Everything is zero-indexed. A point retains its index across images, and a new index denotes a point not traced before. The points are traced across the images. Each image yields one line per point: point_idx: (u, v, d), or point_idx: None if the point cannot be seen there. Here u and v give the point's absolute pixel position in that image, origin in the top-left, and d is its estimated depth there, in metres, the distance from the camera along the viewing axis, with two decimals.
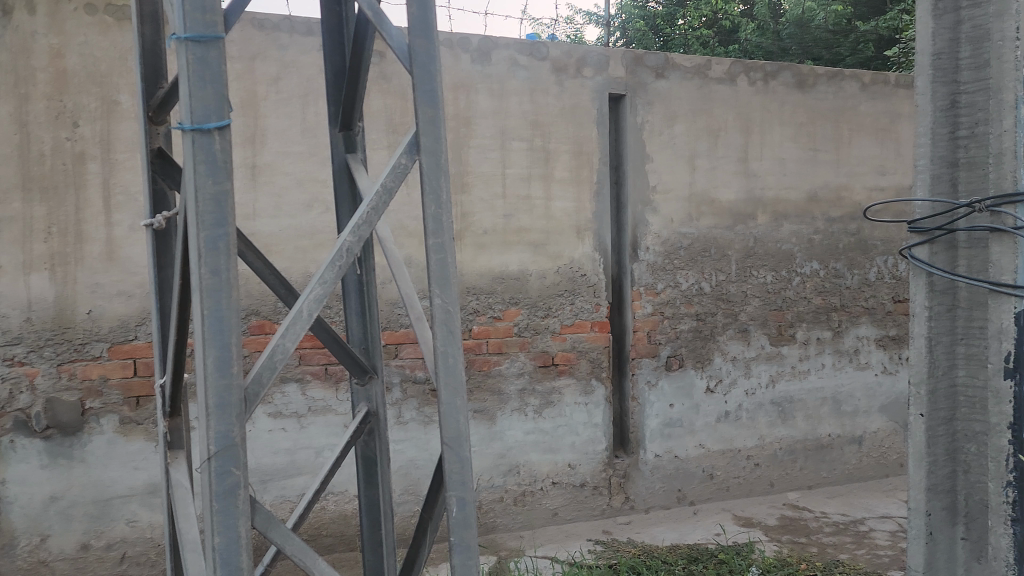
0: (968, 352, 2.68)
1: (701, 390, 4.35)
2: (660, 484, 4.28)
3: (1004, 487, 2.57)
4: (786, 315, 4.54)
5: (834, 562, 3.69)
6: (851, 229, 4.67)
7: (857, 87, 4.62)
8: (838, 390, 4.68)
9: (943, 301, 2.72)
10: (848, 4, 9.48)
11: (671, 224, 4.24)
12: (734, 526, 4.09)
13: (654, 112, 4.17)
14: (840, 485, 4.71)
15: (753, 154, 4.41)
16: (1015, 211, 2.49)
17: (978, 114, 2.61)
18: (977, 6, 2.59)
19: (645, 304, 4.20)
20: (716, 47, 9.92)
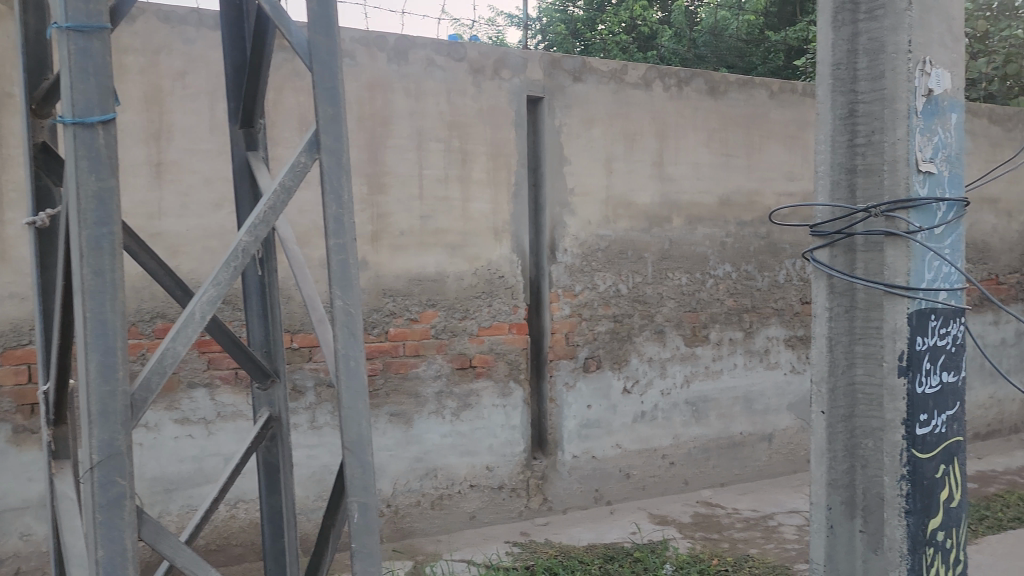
0: (865, 352, 2.75)
1: (618, 391, 4.40)
2: (577, 484, 4.31)
3: (898, 481, 2.69)
4: (700, 317, 4.63)
5: (744, 557, 3.79)
6: (762, 232, 4.81)
7: (766, 95, 4.76)
8: (750, 389, 4.80)
9: (843, 302, 2.80)
10: (758, 16, 9.91)
11: (589, 226, 4.28)
12: (649, 524, 4.14)
13: (571, 115, 4.21)
14: (752, 481, 4.83)
15: (668, 158, 4.49)
16: (909, 216, 2.66)
17: (874, 123, 2.71)
18: (874, 20, 2.70)
19: (563, 305, 4.22)
20: (636, 52, 10.06)
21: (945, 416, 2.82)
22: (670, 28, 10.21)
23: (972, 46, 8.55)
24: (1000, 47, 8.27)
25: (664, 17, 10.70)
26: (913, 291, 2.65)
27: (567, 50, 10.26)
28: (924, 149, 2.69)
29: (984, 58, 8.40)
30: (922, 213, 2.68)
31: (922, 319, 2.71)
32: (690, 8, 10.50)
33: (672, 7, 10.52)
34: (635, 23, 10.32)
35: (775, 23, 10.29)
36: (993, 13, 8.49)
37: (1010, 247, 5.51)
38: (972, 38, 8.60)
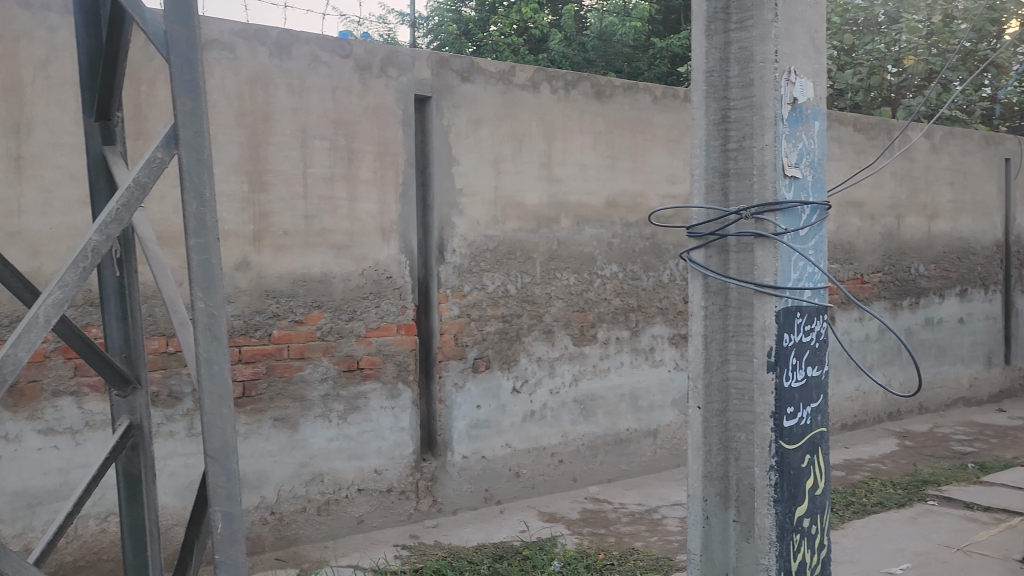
0: (737, 348, 2.87)
1: (507, 391, 4.43)
2: (467, 485, 4.30)
3: (767, 472, 2.80)
4: (588, 316, 4.72)
5: (629, 550, 3.88)
6: (647, 233, 4.94)
7: (650, 100, 4.90)
8: (636, 386, 4.93)
9: (717, 300, 2.91)
10: (644, 22, 10.23)
11: (478, 226, 4.29)
12: (538, 522, 4.18)
13: (459, 115, 4.21)
14: (637, 476, 4.95)
15: (556, 160, 4.55)
16: (776, 218, 2.78)
17: (745, 129, 2.83)
18: (744, 30, 2.82)
19: (452, 306, 4.22)
20: (527, 54, 10.17)
21: (810, 408, 2.97)
22: (561, 32, 10.38)
23: (840, 57, 9.62)
24: (864, 59, 9.43)
25: (555, 21, 10.87)
26: (780, 290, 2.77)
27: (458, 50, 10.34)
28: (790, 154, 2.81)
29: (851, 69, 9.50)
30: (788, 215, 2.81)
31: (788, 317, 2.84)
32: (580, 12, 10.72)
33: (562, 11, 10.71)
34: (526, 24, 10.46)
35: (662, 29, 10.64)
36: (859, 28, 9.60)
37: (873, 248, 5.86)
38: (839, 51, 9.66)
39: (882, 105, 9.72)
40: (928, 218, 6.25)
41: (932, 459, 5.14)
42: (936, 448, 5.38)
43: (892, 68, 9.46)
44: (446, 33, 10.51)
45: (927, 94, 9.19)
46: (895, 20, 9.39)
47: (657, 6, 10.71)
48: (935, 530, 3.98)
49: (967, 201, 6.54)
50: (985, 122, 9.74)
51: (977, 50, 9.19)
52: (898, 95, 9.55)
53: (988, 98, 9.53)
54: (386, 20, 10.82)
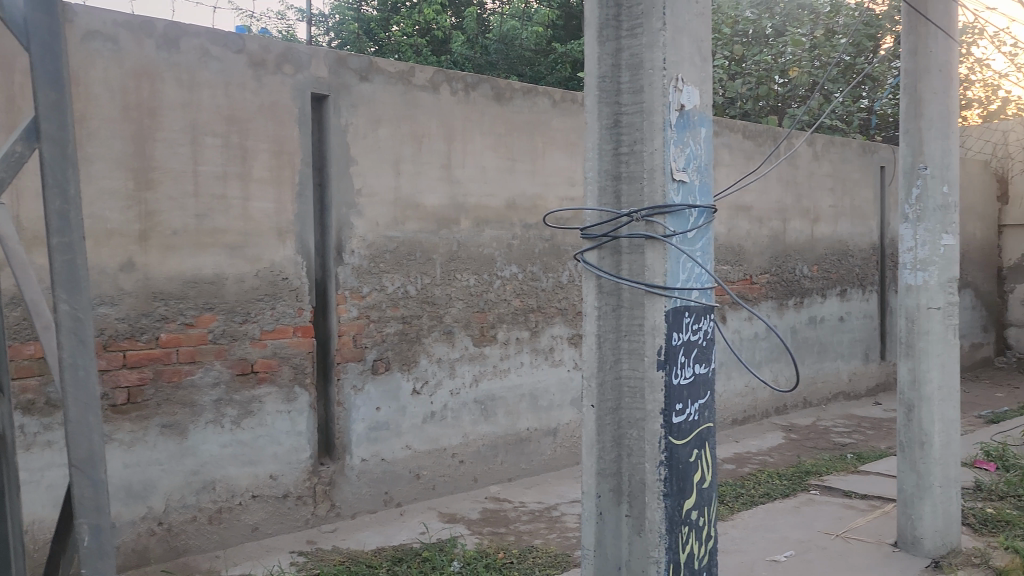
0: (629, 347, 2.94)
1: (407, 393, 4.41)
2: (366, 488, 4.26)
3: (656, 467, 2.86)
4: (488, 317, 4.75)
5: (528, 548, 3.91)
6: (546, 235, 5.02)
7: (549, 103, 4.97)
8: (536, 386, 5.00)
9: (610, 301, 2.98)
10: (546, 27, 10.41)
11: (376, 227, 4.25)
12: (438, 524, 4.18)
13: (358, 115, 4.16)
14: (538, 475, 5.02)
15: (456, 161, 4.56)
16: (665, 220, 2.86)
17: (636, 134, 2.90)
18: (634, 37, 2.89)
19: (350, 307, 4.16)
20: (428, 53, 10.24)
21: (698, 404, 3.01)
22: (462, 33, 10.45)
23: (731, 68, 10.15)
24: (753, 69, 9.95)
25: (457, 22, 10.93)
26: (669, 290, 2.86)
27: (360, 51, 10.17)
28: (678, 159, 2.88)
29: (740, 78, 10.01)
30: (676, 218, 2.89)
31: (678, 317, 2.91)
32: (483, 14, 10.80)
33: (464, 13, 10.79)
34: (429, 25, 10.50)
35: (564, 33, 10.87)
36: (748, 39, 10.15)
37: (761, 250, 6.12)
38: (730, 61, 10.18)
39: (770, 114, 10.15)
40: (811, 222, 6.58)
41: (815, 451, 5.41)
42: (819, 440, 5.66)
43: (778, 78, 9.96)
44: (347, 32, 10.38)
45: (810, 102, 9.63)
46: (781, 33, 10.00)
47: (558, 12, 10.88)
48: (817, 518, 4.19)
49: (847, 206, 6.92)
50: (863, 132, 10.27)
51: (855, 63, 9.81)
52: (784, 104, 10.08)
53: (865, 109, 10.19)
54: (285, 16, 10.59)
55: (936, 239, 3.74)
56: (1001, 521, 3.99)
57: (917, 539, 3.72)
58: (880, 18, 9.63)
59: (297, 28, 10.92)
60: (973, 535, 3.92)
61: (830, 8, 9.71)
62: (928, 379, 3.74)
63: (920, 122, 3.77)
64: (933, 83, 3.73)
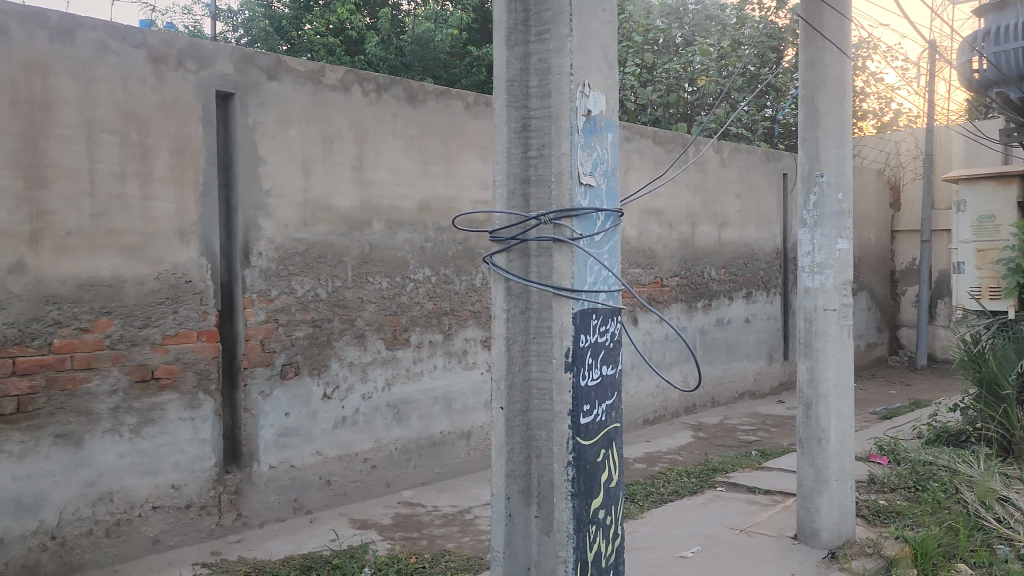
0: (538, 350, 2.93)
1: (318, 397, 4.33)
2: (274, 496, 4.16)
3: (565, 467, 2.83)
4: (401, 320, 4.72)
5: (441, 552, 3.89)
6: (458, 238, 5.02)
7: (462, 107, 4.98)
8: (449, 388, 4.99)
9: (519, 303, 2.96)
10: (463, 30, 10.45)
11: (285, 229, 4.17)
12: (348, 530, 4.11)
13: (265, 113, 4.08)
14: (451, 478, 5.01)
15: (368, 163, 4.52)
16: (572, 224, 2.85)
17: (545, 138, 2.90)
18: (543, 42, 2.90)
19: (258, 311, 4.07)
20: (342, 54, 10.23)
21: (605, 404, 2.99)
22: (377, 34, 10.43)
23: (643, 75, 10.35)
24: (663, 77, 10.21)
25: (373, 23, 10.91)
26: (576, 293, 2.84)
27: (271, 49, 10.24)
28: (585, 163, 2.88)
29: (651, 86, 10.25)
30: (584, 221, 2.87)
31: (585, 318, 2.89)
32: (399, 15, 10.78)
33: (379, 13, 10.77)
34: (342, 24, 10.45)
35: (480, 37, 10.95)
36: (658, 48, 10.43)
37: (671, 253, 6.27)
38: (641, 69, 10.38)
39: (679, 121, 10.43)
40: (718, 226, 6.78)
41: (721, 448, 5.57)
42: (725, 438, 5.83)
43: (688, 86, 10.36)
44: (257, 29, 10.28)
45: (718, 109, 9.97)
46: (689, 42, 10.31)
47: (474, 15, 10.87)
48: (723, 514, 4.31)
49: (752, 211, 7.17)
50: (768, 140, 10.64)
51: (759, 73, 10.25)
52: (693, 112, 10.39)
53: (769, 118, 10.57)
54: (191, 11, 10.34)
55: (831, 243, 3.90)
56: (892, 512, 4.19)
57: (816, 531, 3.87)
58: (783, 31, 10.16)
59: (204, 24, 10.69)
60: (867, 526, 4.10)
61: (736, 20, 10.25)
62: (825, 377, 3.89)
63: (817, 132, 3.93)
64: (829, 94, 3.89)
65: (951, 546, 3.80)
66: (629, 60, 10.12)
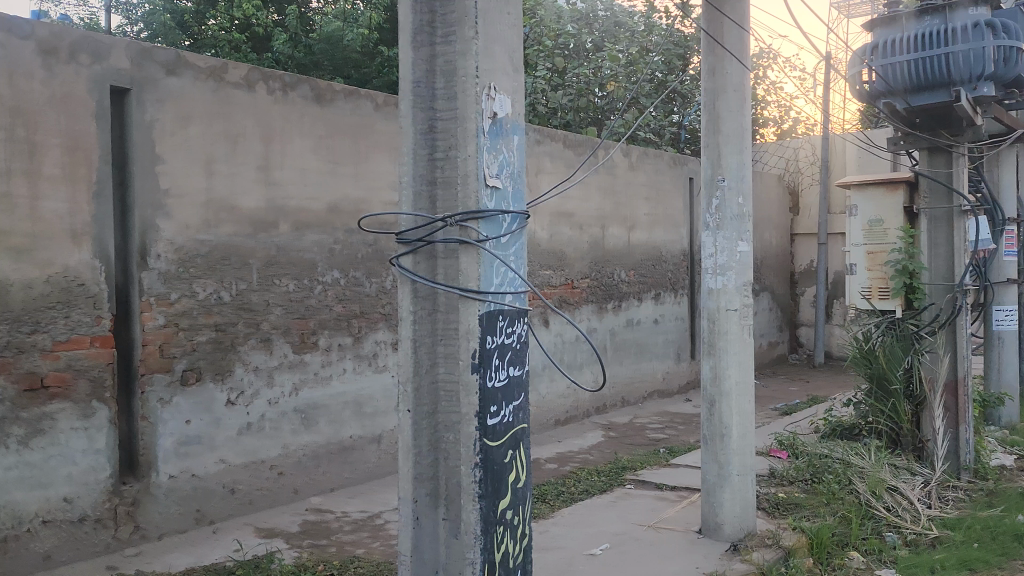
0: (445, 352, 2.84)
1: (222, 404, 4.21)
2: (175, 507, 4.02)
3: (472, 468, 2.77)
4: (309, 323, 4.64)
5: (350, 558, 3.83)
6: (368, 240, 4.97)
7: (371, 107, 4.94)
8: (360, 393, 4.93)
9: (426, 305, 2.86)
10: (374, 29, 10.38)
11: (186, 230, 4.05)
12: (254, 539, 4.01)
13: (164, 110, 3.95)
14: (362, 483, 4.95)
15: (274, 163, 4.43)
16: (479, 226, 2.77)
17: (451, 139, 2.82)
18: (448, 44, 2.81)
19: (156, 315, 3.94)
20: (249, 51, 10.03)
21: (512, 406, 2.91)
22: (284, 31, 10.28)
23: (554, 79, 10.46)
24: (573, 82, 10.36)
25: (281, 20, 10.74)
26: (483, 295, 2.77)
27: (173, 43, 9.93)
28: (491, 165, 2.81)
29: (562, 90, 10.38)
30: (490, 223, 2.80)
31: (491, 320, 2.82)
32: (308, 13, 10.65)
33: (287, 10, 10.60)
34: (248, 21, 10.22)
35: (392, 37, 10.90)
36: (568, 52, 10.64)
37: (582, 255, 6.36)
38: (553, 72, 10.52)
39: (590, 125, 10.61)
40: (628, 229, 6.92)
41: (630, 447, 5.68)
42: (635, 437, 5.94)
43: (598, 91, 10.54)
44: (158, 23, 10.01)
45: (627, 114, 10.20)
46: (600, 48, 10.64)
47: (386, 16, 10.84)
48: (632, 512, 4.39)
49: (661, 214, 7.35)
50: (674, 145, 10.88)
51: (666, 80, 10.67)
52: (605, 116, 10.53)
53: (675, 124, 10.91)
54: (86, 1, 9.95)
55: (732, 246, 4.03)
56: (791, 504, 4.36)
57: (719, 524, 3.98)
58: (688, 39, 10.61)
59: (101, 17, 10.31)
60: (767, 518, 4.24)
61: (644, 27, 10.70)
62: (726, 376, 4.01)
63: (719, 137, 4.05)
64: (728, 102, 4.03)
65: (845, 535, 4.01)
66: (540, 63, 10.32)
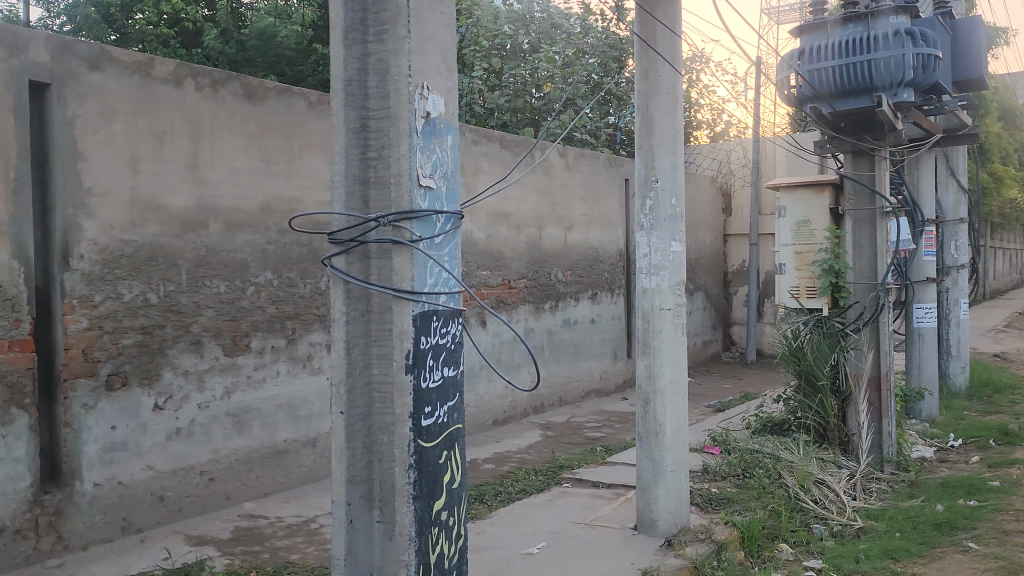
0: (380, 352, 2.76)
1: (149, 409, 4.10)
2: (100, 515, 3.88)
3: (406, 470, 2.71)
4: (241, 325, 4.55)
5: (284, 564, 3.77)
6: (302, 240, 4.91)
7: (305, 105, 4.87)
8: (294, 395, 4.86)
9: (359, 306, 2.79)
10: (309, 26, 10.26)
11: (110, 230, 3.93)
12: (183, 547, 3.91)
13: (87, 106, 3.82)
14: (296, 488, 4.88)
15: (203, 161, 4.34)
16: (412, 226, 2.74)
17: (384, 139, 2.76)
18: (380, 42, 2.76)
19: (79, 318, 3.80)
20: (178, 46, 9.80)
21: (447, 406, 2.89)
22: (216, 26, 10.07)
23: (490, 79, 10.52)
24: (510, 83, 10.41)
25: (212, 14, 10.52)
26: (416, 295, 2.73)
27: (98, 37, 9.72)
28: (424, 165, 2.77)
29: (499, 91, 10.42)
30: (423, 223, 2.77)
31: (425, 320, 2.78)
32: (240, 8, 10.46)
33: (219, 5, 10.39)
34: (177, 15, 9.99)
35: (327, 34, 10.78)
36: (505, 53, 10.72)
37: (519, 256, 6.38)
38: (490, 73, 10.57)
39: (527, 126, 10.61)
40: (565, 229, 6.98)
41: (568, 446, 5.73)
42: (572, 436, 6.00)
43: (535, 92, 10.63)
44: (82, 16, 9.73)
45: (564, 115, 10.31)
46: (536, 50, 10.72)
47: (321, 13, 10.72)
48: (568, 510, 4.43)
49: (597, 214, 7.43)
50: (611, 146, 11.01)
51: (602, 81, 10.82)
52: (541, 117, 10.56)
53: (611, 125, 11.03)
54: None
55: (666, 246, 4.10)
56: (723, 498, 4.45)
57: (654, 521, 4.04)
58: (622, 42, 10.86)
59: (19, 8, 9.95)
60: (700, 514, 4.32)
61: (581, 29, 10.85)
62: (660, 373, 4.07)
63: (652, 139, 4.11)
64: (661, 104, 4.10)
65: (774, 527, 4.11)
66: (477, 64, 10.33)
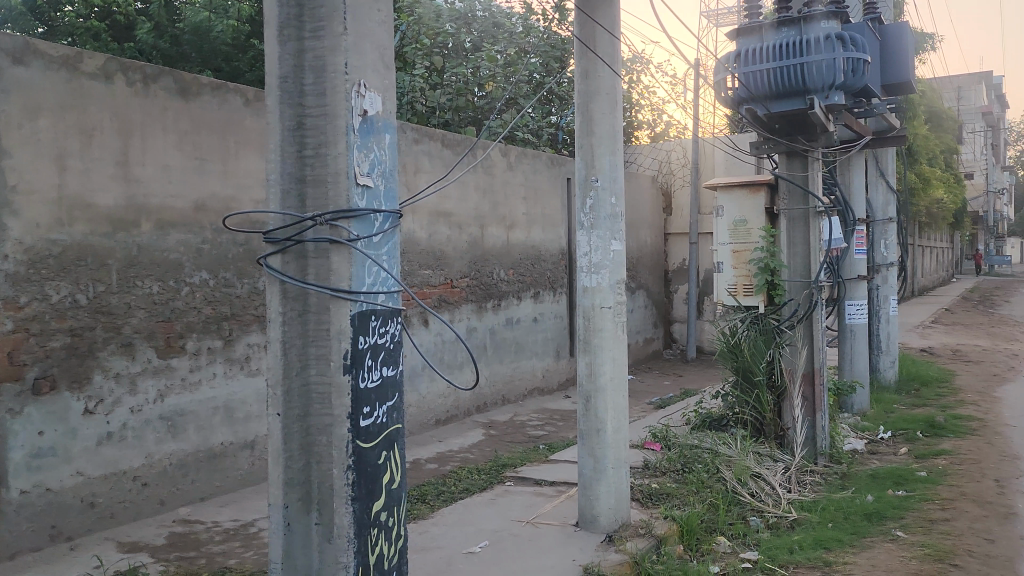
0: (318, 352, 2.72)
1: (78, 413, 3.97)
2: (27, 524, 3.74)
3: (345, 471, 2.68)
4: (175, 326, 4.46)
5: (221, 569, 3.69)
6: (238, 240, 4.83)
7: (241, 102, 4.79)
8: (230, 398, 4.77)
9: (296, 306, 2.74)
10: (246, 21, 10.11)
11: (36, 229, 3.80)
12: (115, 555, 3.80)
13: (11, 101, 3.68)
14: (233, 492, 4.79)
15: (134, 159, 4.23)
16: (350, 225, 2.70)
17: (320, 137, 2.71)
18: (317, 39, 2.70)
19: (4, 320, 3.67)
20: (109, 40, 9.53)
21: (386, 406, 2.86)
22: (149, 20, 9.84)
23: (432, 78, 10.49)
24: (452, 82, 10.38)
25: (146, 7, 10.27)
26: (355, 294, 2.70)
27: (23, 30, 9.44)
28: (362, 164, 2.73)
29: (441, 89, 10.38)
30: (362, 223, 2.74)
31: (364, 320, 2.75)
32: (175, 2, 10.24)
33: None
34: (109, 9, 9.73)
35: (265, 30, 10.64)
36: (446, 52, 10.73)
37: (460, 255, 6.38)
38: (431, 72, 10.53)
39: (469, 125, 10.60)
40: (507, 228, 6.99)
41: (510, 444, 5.75)
42: (515, 435, 6.02)
43: (477, 91, 10.63)
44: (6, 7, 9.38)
45: (506, 114, 10.33)
46: (478, 48, 10.75)
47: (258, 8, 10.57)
48: (510, 508, 4.44)
49: (538, 213, 7.46)
50: (553, 146, 11.09)
51: (544, 81, 10.90)
52: (483, 116, 10.57)
53: (553, 124, 11.12)
54: None
55: (606, 244, 4.14)
56: (663, 493, 4.51)
57: (595, 517, 4.07)
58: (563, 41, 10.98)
59: None
60: (641, 508, 4.37)
61: (522, 28, 10.94)
62: (601, 371, 4.11)
63: (592, 139, 4.15)
64: (601, 104, 4.13)
65: (712, 521, 4.20)
66: (418, 62, 10.27)
